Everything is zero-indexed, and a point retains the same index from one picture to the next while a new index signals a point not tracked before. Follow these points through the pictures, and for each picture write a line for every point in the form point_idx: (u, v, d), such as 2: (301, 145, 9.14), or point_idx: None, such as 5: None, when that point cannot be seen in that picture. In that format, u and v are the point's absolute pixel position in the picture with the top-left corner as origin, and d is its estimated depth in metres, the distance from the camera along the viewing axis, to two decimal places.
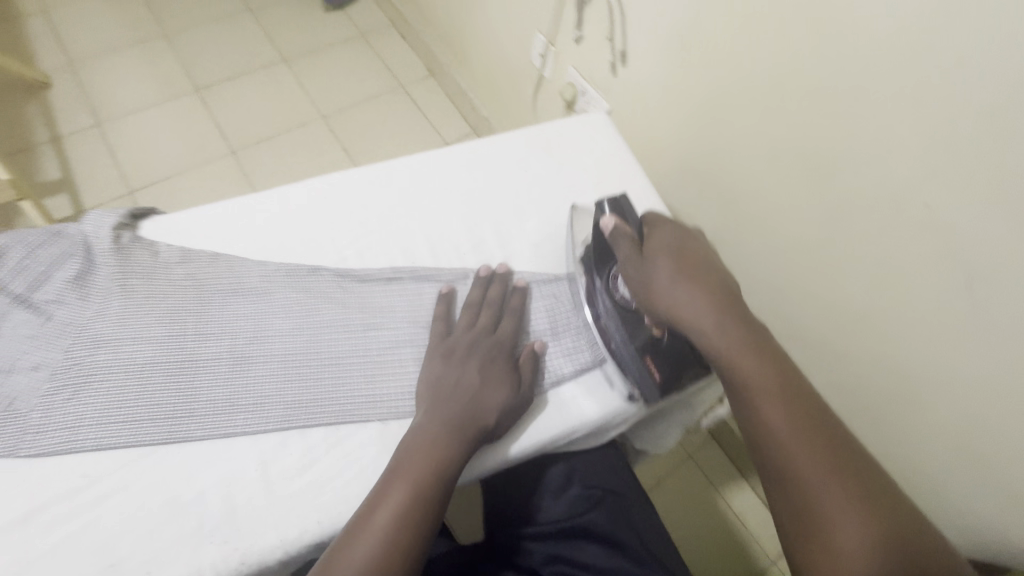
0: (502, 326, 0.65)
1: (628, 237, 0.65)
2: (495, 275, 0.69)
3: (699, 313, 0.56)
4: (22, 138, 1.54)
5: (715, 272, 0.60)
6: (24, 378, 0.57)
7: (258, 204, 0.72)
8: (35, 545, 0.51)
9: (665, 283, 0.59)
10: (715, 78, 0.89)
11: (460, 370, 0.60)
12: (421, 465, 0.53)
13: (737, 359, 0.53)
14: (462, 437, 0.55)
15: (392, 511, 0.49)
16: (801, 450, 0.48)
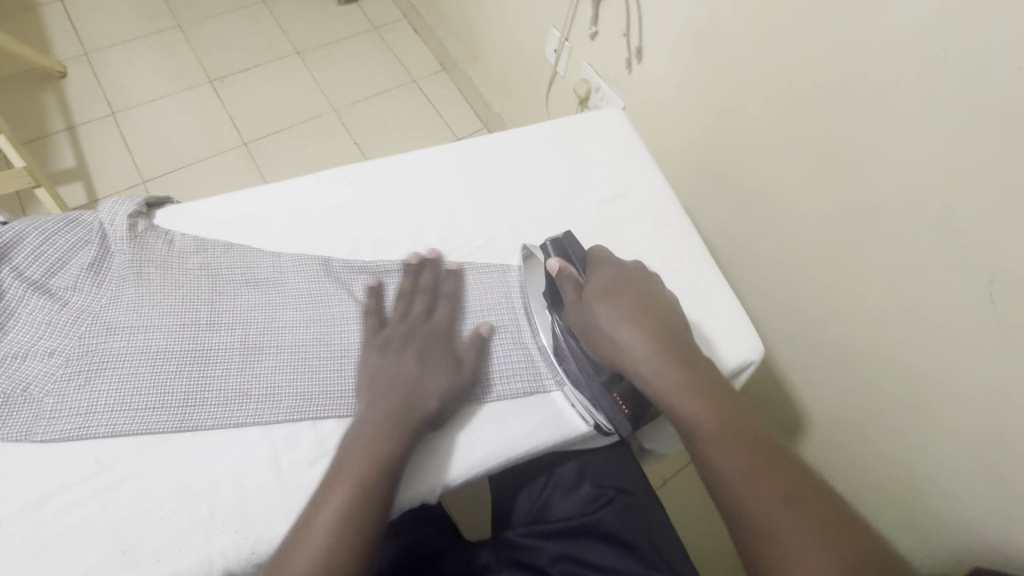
0: (438, 312, 0.65)
1: (573, 279, 0.62)
2: (425, 263, 0.68)
3: (644, 357, 0.54)
4: (38, 126, 1.55)
5: (659, 308, 0.58)
6: (38, 364, 0.58)
7: (271, 195, 0.72)
8: (48, 529, 0.51)
9: (607, 327, 0.56)
10: (732, 75, 0.88)
11: (397, 362, 0.59)
12: (337, 500, 0.49)
13: (683, 401, 0.51)
14: (380, 467, 0.51)
15: (311, 552, 0.46)
16: (762, 498, 0.45)
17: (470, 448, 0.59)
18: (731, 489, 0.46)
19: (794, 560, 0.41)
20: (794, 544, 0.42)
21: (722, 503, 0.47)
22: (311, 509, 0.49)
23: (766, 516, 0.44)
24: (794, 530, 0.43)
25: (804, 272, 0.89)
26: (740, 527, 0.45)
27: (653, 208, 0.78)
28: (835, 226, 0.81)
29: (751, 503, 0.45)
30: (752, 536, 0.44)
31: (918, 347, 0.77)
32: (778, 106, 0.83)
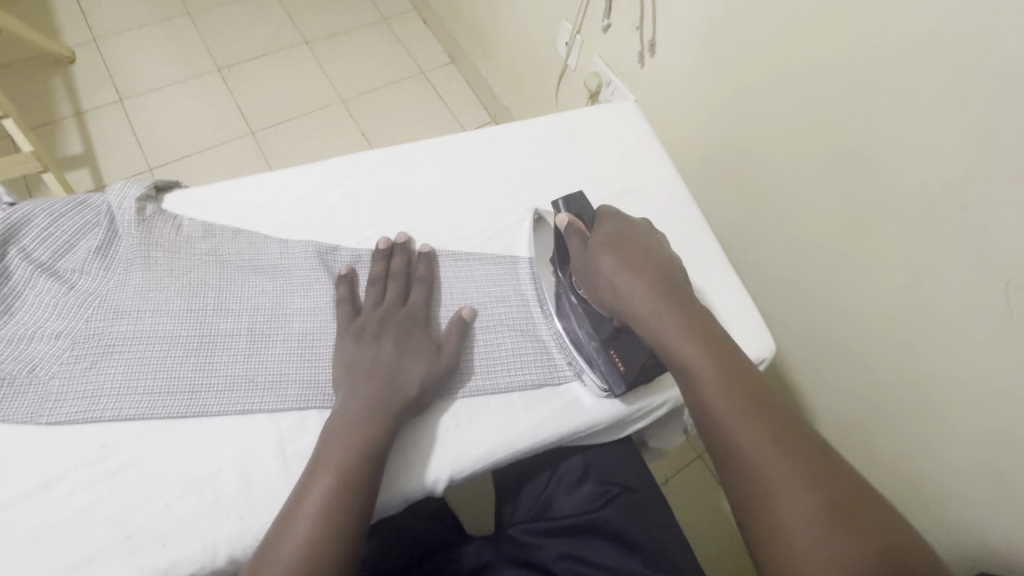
0: (413, 297, 0.63)
1: (579, 233, 0.64)
2: (394, 248, 0.66)
3: (641, 301, 0.56)
4: (45, 111, 1.55)
5: (659, 261, 0.59)
6: (45, 346, 0.57)
7: (281, 182, 0.71)
8: (52, 513, 0.51)
9: (608, 273, 0.59)
10: (747, 70, 0.87)
11: (375, 348, 0.58)
12: (342, 447, 0.50)
13: (675, 341, 0.52)
14: (383, 421, 0.53)
15: (319, 495, 0.48)
16: (747, 430, 0.46)
17: (464, 434, 0.59)
18: (716, 422, 0.47)
19: (774, 488, 0.43)
20: (774, 472, 0.43)
21: (707, 433, 0.48)
22: (311, 472, 0.50)
23: (749, 448, 0.45)
24: (776, 462, 0.44)
25: (815, 272, 0.88)
26: (724, 458, 0.46)
27: (664, 203, 0.77)
28: (848, 225, 0.80)
29: (739, 436, 0.46)
30: (736, 468, 0.45)
31: (930, 350, 0.76)
32: (793, 102, 0.81)
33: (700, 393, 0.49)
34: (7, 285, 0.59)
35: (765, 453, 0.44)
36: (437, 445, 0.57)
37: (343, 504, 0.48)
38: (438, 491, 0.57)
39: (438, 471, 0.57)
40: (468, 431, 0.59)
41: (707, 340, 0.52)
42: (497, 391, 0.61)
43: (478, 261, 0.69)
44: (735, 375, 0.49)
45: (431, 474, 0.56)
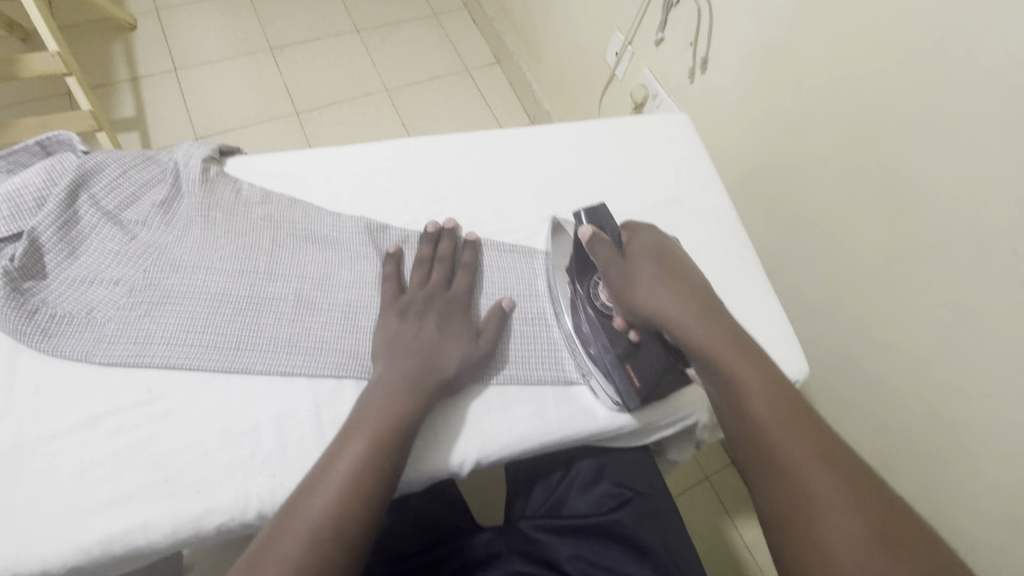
0: (457, 281, 0.65)
1: (607, 244, 0.61)
2: (443, 232, 0.68)
3: (682, 311, 0.54)
4: (103, 74, 1.60)
5: (693, 279, 0.58)
6: (104, 290, 0.60)
7: (340, 158, 0.73)
8: (97, 449, 0.53)
9: (649, 281, 0.57)
10: (802, 95, 0.86)
11: (417, 326, 0.59)
12: (361, 444, 0.50)
13: (718, 352, 0.51)
14: (399, 423, 0.52)
15: (330, 495, 0.46)
16: (797, 454, 0.44)
17: (491, 431, 0.59)
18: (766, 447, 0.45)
19: (825, 514, 0.40)
20: (823, 498, 0.41)
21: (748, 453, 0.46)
22: (348, 431, 0.51)
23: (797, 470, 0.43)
24: (823, 482, 0.42)
25: (850, 303, 0.87)
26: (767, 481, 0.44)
27: (707, 216, 0.78)
28: (891, 258, 0.79)
29: (782, 450, 0.44)
30: (778, 489, 0.43)
31: (964, 393, 0.75)
32: (847, 130, 0.81)
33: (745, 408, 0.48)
34: (75, 228, 0.61)
35: (814, 478, 0.42)
36: (459, 441, 0.58)
37: (378, 471, 0.49)
38: (461, 473, 0.58)
39: (465, 454, 0.58)
40: (494, 429, 0.59)
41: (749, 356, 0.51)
42: (534, 385, 0.62)
43: (514, 254, 0.70)
44: (778, 394, 0.48)
45: (449, 465, 0.57)
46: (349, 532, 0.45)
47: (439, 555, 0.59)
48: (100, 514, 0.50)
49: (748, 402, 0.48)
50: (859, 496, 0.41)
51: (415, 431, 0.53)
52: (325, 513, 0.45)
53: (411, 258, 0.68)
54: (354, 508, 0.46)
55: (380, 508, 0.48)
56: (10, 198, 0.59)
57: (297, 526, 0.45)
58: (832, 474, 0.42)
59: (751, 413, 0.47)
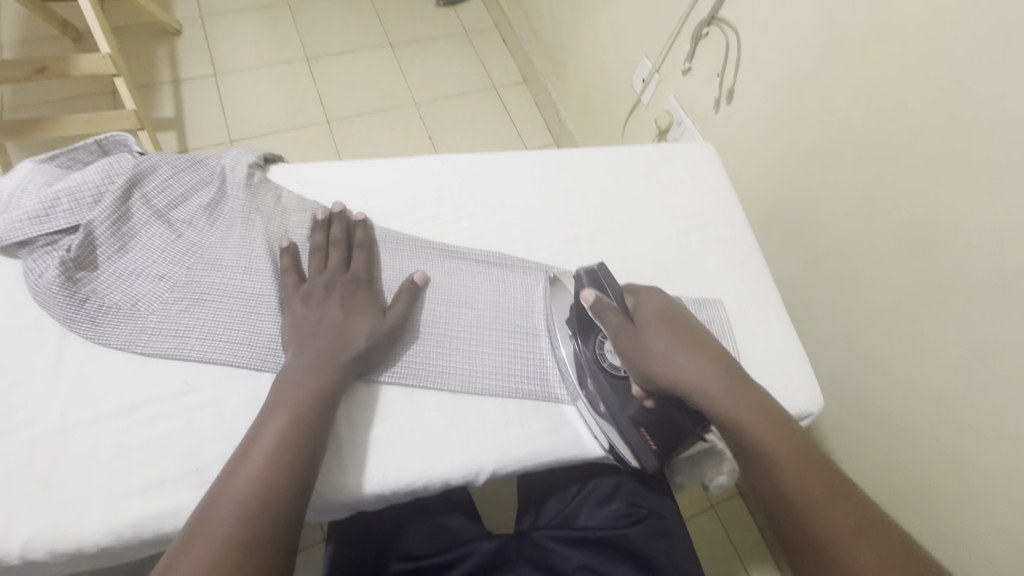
0: (355, 261, 0.66)
1: (613, 308, 0.61)
2: (332, 217, 0.69)
3: (702, 380, 0.54)
4: (148, 75, 1.67)
5: (706, 338, 0.58)
6: (149, 285, 0.63)
7: (376, 170, 0.76)
8: (135, 434, 0.55)
9: (663, 350, 0.56)
10: (826, 130, 0.88)
11: (321, 311, 0.61)
12: (284, 434, 0.51)
13: (746, 419, 0.51)
14: (308, 413, 0.53)
15: (251, 480, 0.48)
16: (843, 530, 0.43)
17: (512, 445, 0.60)
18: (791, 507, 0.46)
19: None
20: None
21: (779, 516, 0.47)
22: (270, 410, 0.53)
23: (848, 549, 0.42)
24: (874, 559, 0.41)
25: (866, 336, 0.88)
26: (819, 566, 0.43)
27: (728, 244, 0.79)
28: (910, 295, 0.80)
29: (822, 519, 0.44)
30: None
31: (977, 434, 0.75)
32: (871, 167, 0.82)
33: (781, 480, 0.47)
34: (127, 224, 0.65)
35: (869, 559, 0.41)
36: (481, 454, 0.59)
37: (294, 449, 0.51)
38: (477, 482, 0.60)
39: (483, 463, 0.59)
40: (513, 444, 0.60)
41: (774, 419, 0.51)
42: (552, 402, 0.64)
43: (512, 269, 0.72)
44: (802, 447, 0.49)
45: (469, 475, 0.59)
46: (277, 505, 0.47)
47: (450, 557, 0.60)
48: (134, 496, 0.52)
49: (781, 472, 0.48)
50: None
51: (321, 421, 0.54)
52: (245, 496, 0.47)
53: (306, 247, 0.68)
54: (272, 481, 0.48)
55: (302, 478, 0.50)
56: (71, 192, 0.63)
57: (223, 507, 0.46)
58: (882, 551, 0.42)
59: (788, 483, 0.47)
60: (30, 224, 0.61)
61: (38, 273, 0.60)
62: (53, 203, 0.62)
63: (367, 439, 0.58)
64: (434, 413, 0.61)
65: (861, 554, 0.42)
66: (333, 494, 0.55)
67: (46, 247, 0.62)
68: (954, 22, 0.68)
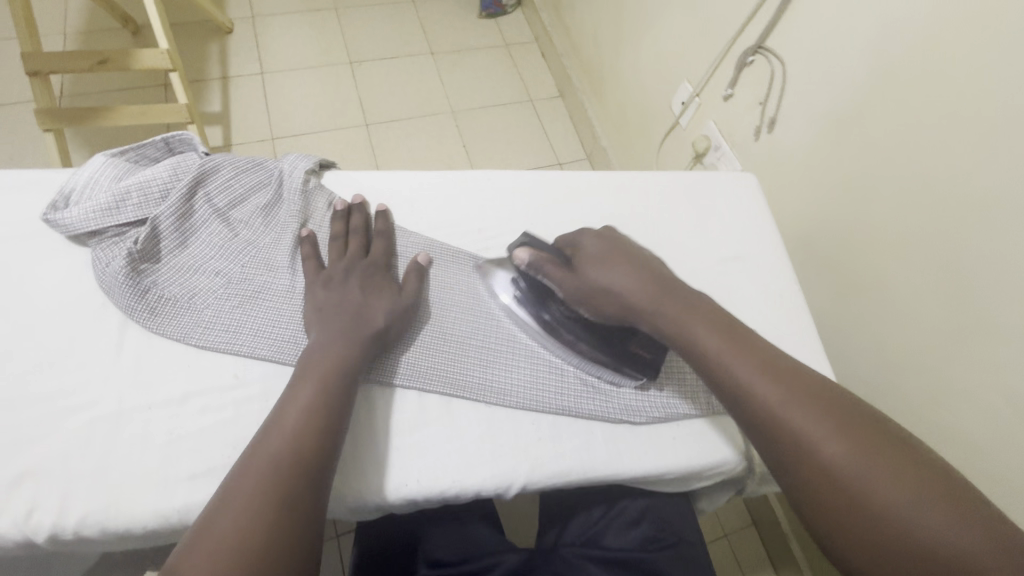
0: (373, 248, 0.69)
1: (548, 263, 0.63)
2: (351, 208, 0.71)
3: (645, 302, 0.58)
4: (198, 70, 1.74)
5: (641, 261, 0.61)
6: (205, 280, 0.66)
7: (424, 183, 0.79)
8: (186, 424, 0.58)
9: (606, 285, 0.60)
10: (868, 167, 0.88)
11: (342, 291, 0.63)
12: (310, 398, 0.52)
13: (690, 330, 0.54)
14: (335, 385, 0.54)
15: (283, 439, 0.49)
16: (792, 405, 0.46)
17: (548, 461, 0.61)
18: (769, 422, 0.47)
19: (842, 462, 0.43)
20: (834, 444, 0.44)
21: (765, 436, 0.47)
22: (296, 381, 0.54)
23: (799, 421, 0.45)
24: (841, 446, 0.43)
25: (898, 376, 0.87)
26: (778, 443, 0.46)
27: (765, 275, 0.79)
28: (946, 338, 0.78)
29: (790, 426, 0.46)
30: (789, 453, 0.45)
31: (1011, 488, 0.73)
32: (913, 206, 0.81)
33: (732, 373, 0.50)
34: (189, 220, 0.68)
35: (817, 425, 0.45)
36: (514, 467, 0.60)
37: (322, 418, 0.51)
38: (507, 495, 0.61)
39: (514, 476, 0.60)
40: (547, 459, 0.61)
41: (740, 339, 0.52)
42: (584, 419, 0.64)
43: None
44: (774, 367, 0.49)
45: (502, 488, 0.60)
46: (309, 471, 0.48)
47: (479, 566, 0.62)
48: (181, 484, 0.55)
49: (750, 386, 0.49)
50: (862, 430, 0.44)
51: (350, 395, 0.55)
52: (276, 461, 0.47)
53: (327, 239, 0.70)
54: (302, 448, 0.49)
55: (330, 446, 0.50)
56: (140, 187, 0.66)
57: (252, 470, 0.47)
58: (828, 414, 0.45)
59: (738, 374, 0.50)
60: (101, 216, 0.64)
61: (105, 262, 0.64)
62: (123, 197, 0.65)
63: (402, 446, 0.60)
64: (469, 423, 0.62)
65: (810, 424, 0.45)
66: (370, 496, 0.57)
67: (114, 238, 0.65)
68: (1007, 70, 0.67)
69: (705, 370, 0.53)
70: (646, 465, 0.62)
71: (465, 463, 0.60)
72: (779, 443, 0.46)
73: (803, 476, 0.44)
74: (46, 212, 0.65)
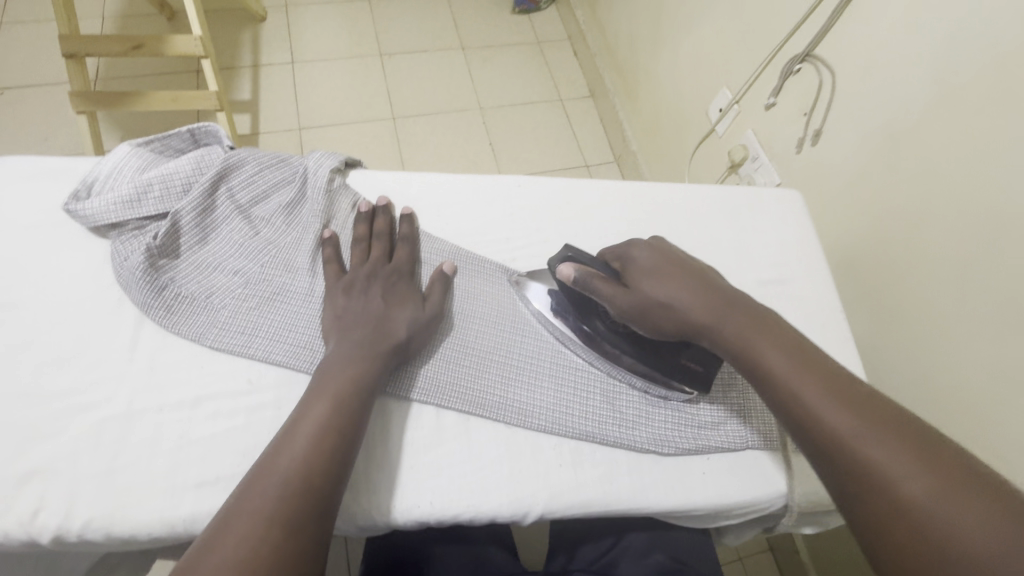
0: (397, 254, 0.66)
1: (596, 277, 0.58)
2: (377, 210, 0.68)
3: (706, 320, 0.53)
4: (230, 57, 1.73)
5: (698, 273, 0.56)
6: (225, 279, 0.64)
7: (451, 187, 0.76)
8: (197, 428, 0.56)
9: (662, 300, 0.54)
10: (922, 188, 0.81)
11: (363, 299, 0.60)
12: (324, 414, 0.50)
13: (758, 352, 0.50)
14: (349, 403, 0.51)
15: (292, 459, 0.46)
16: (867, 439, 0.42)
17: (571, 490, 0.58)
18: (837, 448, 0.43)
19: (920, 501, 0.38)
20: (915, 483, 0.39)
21: (832, 466, 0.43)
22: (310, 395, 0.51)
23: (874, 456, 0.41)
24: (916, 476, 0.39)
25: (938, 415, 0.80)
26: (851, 481, 0.42)
27: (805, 301, 0.74)
28: (998, 378, 0.72)
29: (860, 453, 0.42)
30: (859, 489, 0.41)
31: None
32: (969, 233, 0.75)
33: (801, 399, 0.46)
34: (210, 216, 0.66)
35: (892, 459, 0.41)
36: (532, 495, 0.57)
37: (334, 437, 0.49)
38: (523, 522, 0.57)
39: (532, 504, 0.57)
40: (569, 488, 0.58)
41: (813, 364, 0.48)
42: (611, 446, 0.61)
43: None
44: (848, 392, 0.45)
45: (520, 516, 0.57)
46: (317, 492, 0.46)
47: None
48: (189, 491, 0.53)
49: (814, 410, 0.45)
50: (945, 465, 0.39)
51: (365, 411, 0.52)
52: (285, 482, 0.45)
53: (349, 242, 0.68)
54: (313, 469, 0.46)
55: (340, 466, 0.48)
56: (162, 180, 0.65)
57: (259, 492, 0.44)
58: (909, 448, 0.41)
59: (808, 401, 0.46)
60: (122, 208, 0.63)
61: (124, 256, 0.62)
62: (145, 190, 0.64)
63: (415, 464, 0.57)
64: (488, 445, 0.59)
65: (887, 460, 0.41)
66: (376, 516, 0.54)
67: (135, 231, 0.64)
68: None
69: (772, 396, 0.49)
70: (674, 500, 0.59)
71: (481, 487, 0.57)
72: (854, 483, 0.41)
73: (875, 515, 0.40)
74: (68, 202, 0.64)
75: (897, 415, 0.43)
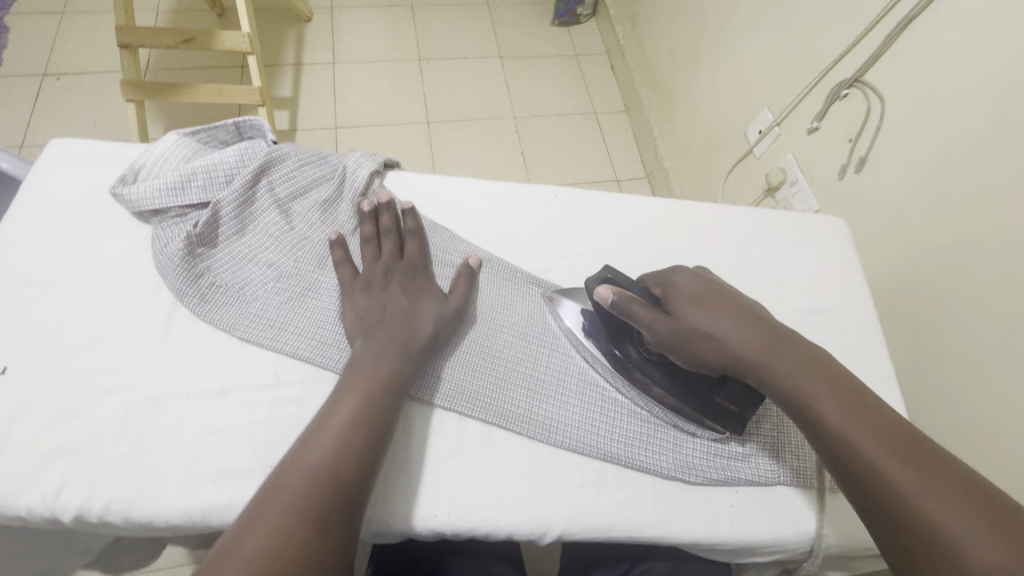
0: (408, 249, 0.65)
1: (637, 301, 0.54)
2: (379, 207, 0.66)
3: (752, 354, 0.51)
4: (275, 55, 1.77)
5: (742, 305, 0.55)
6: (258, 271, 0.64)
7: (487, 194, 0.75)
8: (221, 417, 0.56)
9: (706, 330, 0.52)
10: (973, 225, 0.78)
11: (385, 297, 0.60)
12: (354, 409, 0.49)
13: (811, 395, 0.48)
14: (377, 400, 0.51)
15: (321, 452, 0.46)
16: (932, 496, 0.41)
17: (595, 510, 0.56)
18: (899, 506, 0.42)
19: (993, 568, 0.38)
20: (987, 550, 0.38)
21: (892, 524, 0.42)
22: (340, 390, 0.51)
23: (939, 517, 0.40)
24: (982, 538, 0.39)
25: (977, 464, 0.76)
26: (912, 542, 0.41)
27: (843, 334, 0.71)
28: None
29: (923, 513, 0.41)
30: (927, 546, 0.40)
31: None
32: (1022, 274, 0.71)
33: (858, 447, 0.45)
34: (249, 208, 0.67)
35: (959, 522, 0.40)
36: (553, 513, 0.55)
37: (363, 434, 0.48)
38: (542, 540, 0.56)
39: (552, 521, 0.55)
40: (591, 506, 0.56)
41: (865, 411, 0.47)
42: (636, 468, 0.59)
43: None
44: (905, 444, 0.45)
45: (541, 532, 0.55)
46: (346, 488, 0.45)
47: None
48: (208, 482, 0.53)
49: (871, 461, 0.44)
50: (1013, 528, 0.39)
51: (394, 411, 0.52)
52: (315, 476, 0.45)
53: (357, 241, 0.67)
54: (342, 464, 0.46)
55: (370, 465, 0.48)
56: (206, 170, 0.66)
57: (293, 484, 0.44)
58: (976, 510, 0.40)
59: (867, 453, 0.44)
60: (166, 195, 0.64)
61: (164, 242, 0.63)
62: (189, 178, 0.65)
63: (433, 473, 0.56)
64: (511, 456, 0.58)
65: (952, 521, 0.40)
66: (393, 523, 0.53)
67: (176, 218, 0.65)
68: None
69: (822, 443, 0.47)
70: (700, 530, 0.56)
71: (499, 501, 0.55)
72: (919, 545, 0.41)
73: None
74: (114, 185, 0.65)
75: (952, 464, 0.43)
